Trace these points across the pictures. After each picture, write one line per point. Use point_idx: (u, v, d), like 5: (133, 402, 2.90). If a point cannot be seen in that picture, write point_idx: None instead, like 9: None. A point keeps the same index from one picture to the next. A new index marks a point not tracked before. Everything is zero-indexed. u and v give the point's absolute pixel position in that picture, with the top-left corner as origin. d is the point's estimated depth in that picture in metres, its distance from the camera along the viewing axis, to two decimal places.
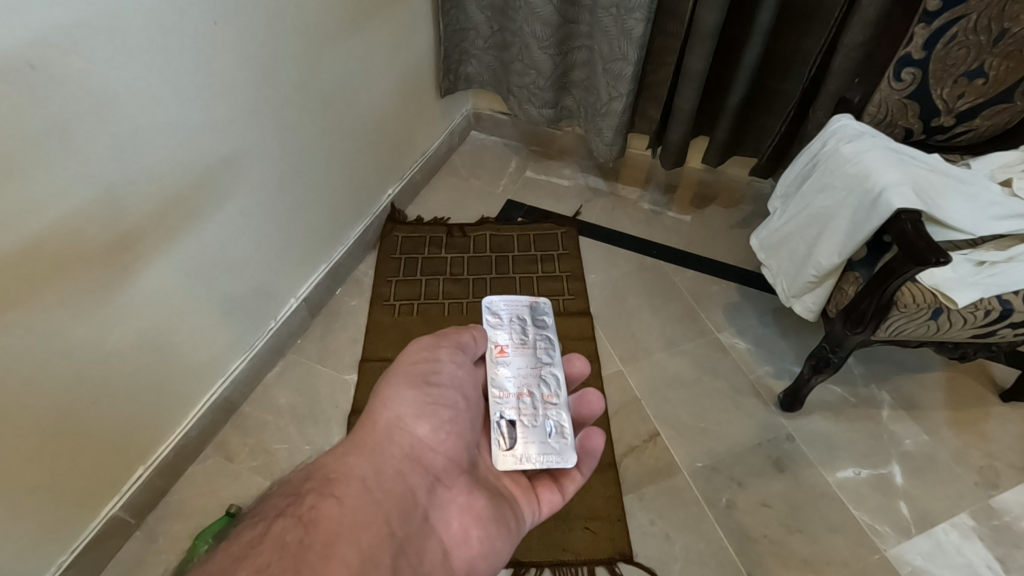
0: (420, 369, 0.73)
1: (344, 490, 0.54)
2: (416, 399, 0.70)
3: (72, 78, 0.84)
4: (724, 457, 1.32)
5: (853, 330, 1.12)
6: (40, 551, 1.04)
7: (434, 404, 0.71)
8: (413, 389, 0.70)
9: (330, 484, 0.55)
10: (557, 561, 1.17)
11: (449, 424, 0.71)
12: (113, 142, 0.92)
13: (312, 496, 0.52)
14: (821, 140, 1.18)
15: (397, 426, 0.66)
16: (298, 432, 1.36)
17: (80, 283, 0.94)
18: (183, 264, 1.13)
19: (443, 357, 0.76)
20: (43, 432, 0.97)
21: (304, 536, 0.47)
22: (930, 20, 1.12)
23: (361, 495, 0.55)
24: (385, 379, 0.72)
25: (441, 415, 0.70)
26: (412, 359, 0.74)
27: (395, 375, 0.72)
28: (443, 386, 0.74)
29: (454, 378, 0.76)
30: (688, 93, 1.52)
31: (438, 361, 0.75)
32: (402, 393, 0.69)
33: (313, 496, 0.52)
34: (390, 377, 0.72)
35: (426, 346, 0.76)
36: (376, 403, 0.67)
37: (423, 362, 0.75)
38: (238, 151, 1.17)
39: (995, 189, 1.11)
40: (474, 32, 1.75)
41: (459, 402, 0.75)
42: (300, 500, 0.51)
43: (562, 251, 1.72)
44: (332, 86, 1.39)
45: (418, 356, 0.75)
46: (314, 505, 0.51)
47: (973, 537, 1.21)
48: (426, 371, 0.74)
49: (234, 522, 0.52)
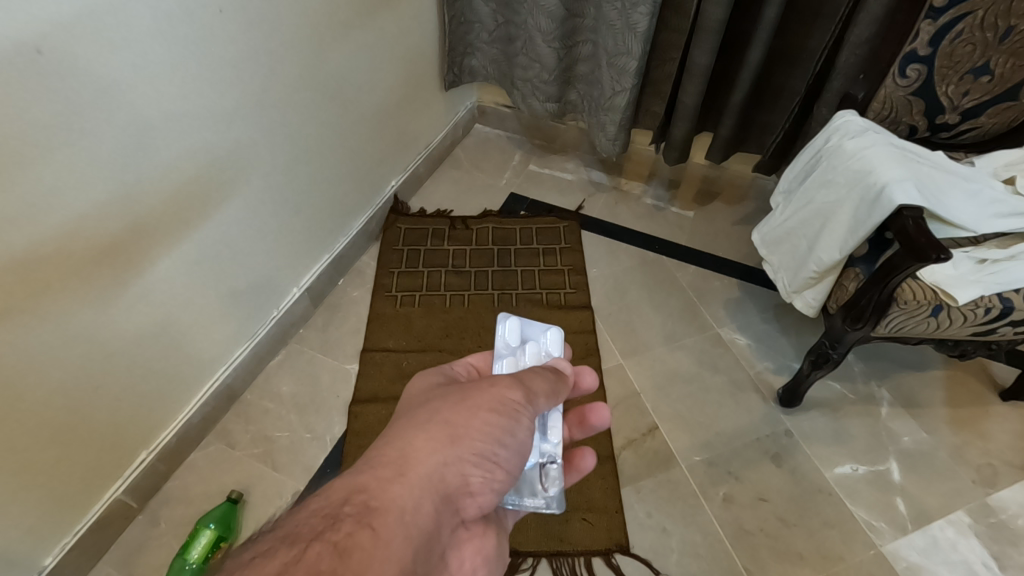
0: (494, 411, 0.58)
1: (382, 519, 0.46)
2: (481, 448, 0.55)
3: (78, 65, 0.85)
4: (722, 451, 1.32)
5: (852, 326, 1.13)
6: (42, 533, 1.06)
7: (497, 460, 0.56)
8: (483, 433, 0.56)
9: (368, 512, 0.46)
10: (555, 551, 1.18)
11: (500, 483, 0.57)
12: (120, 128, 0.93)
13: (350, 522, 0.45)
14: (824, 136, 1.18)
15: (449, 466, 0.53)
16: (299, 421, 1.37)
17: (89, 271, 0.95)
18: (188, 256, 1.14)
19: (526, 416, 0.60)
20: (48, 417, 0.98)
21: (339, 565, 0.41)
22: (936, 16, 1.11)
23: (398, 537, 0.46)
24: (453, 404, 0.58)
25: (498, 473, 0.56)
26: (488, 396, 0.59)
27: (462, 402, 0.58)
28: (513, 444, 0.58)
29: (528, 441, 0.60)
30: (692, 88, 1.51)
31: (520, 416, 0.60)
32: (464, 430, 0.56)
33: (349, 522, 0.45)
34: (459, 405, 0.57)
35: (509, 385, 0.61)
36: (437, 429, 0.55)
37: (500, 402, 0.59)
38: (242, 141, 1.18)
39: (999, 187, 1.10)
40: (479, 25, 1.74)
41: (520, 463, 0.59)
42: (337, 524, 0.45)
43: (564, 245, 1.72)
44: (335, 78, 1.39)
45: (496, 393, 0.59)
46: (351, 533, 0.44)
47: (970, 534, 1.21)
48: (503, 419, 0.58)
49: (255, 532, 0.46)
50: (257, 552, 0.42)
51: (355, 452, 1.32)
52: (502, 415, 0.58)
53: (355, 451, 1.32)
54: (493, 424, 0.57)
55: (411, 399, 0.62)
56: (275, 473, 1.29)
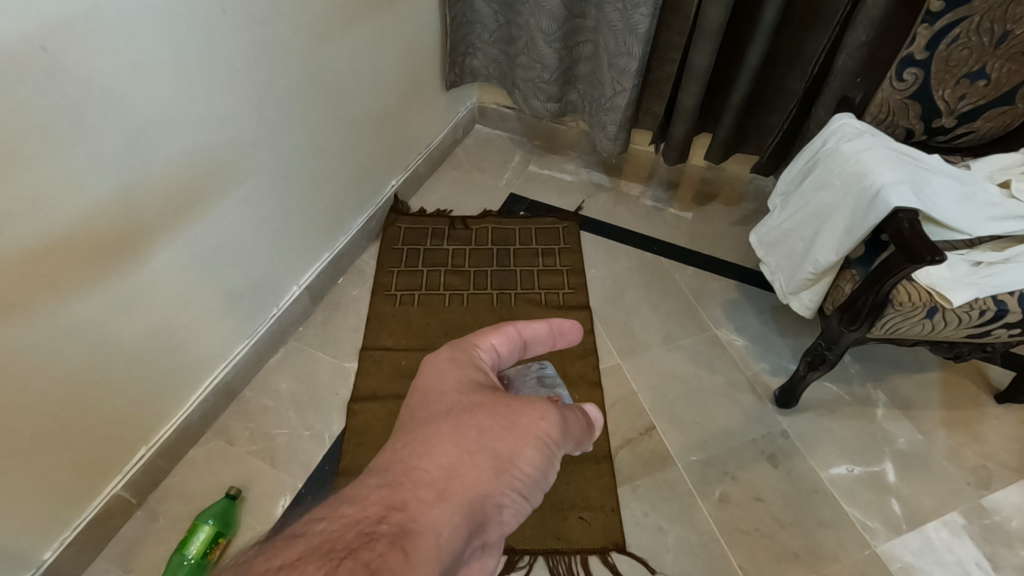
0: (536, 447, 0.57)
1: (417, 544, 0.45)
2: (520, 486, 0.55)
3: (82, 62, 0.85)
4: (718, 451, 1.33)
5: (849, 327, 1.14)
6: (41, 527, 1.06)
7: (528, 496, 0.56)
8: (523, 470, 0.55)
9: (403, 535, 0.45)
10: (552, 549, 1.19)
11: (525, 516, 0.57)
12: (121, 127, 0.94)
13: (384, 543, 0.44)
14: (822, 139, 1.19)
15: (490, 499, 0.52)
16: (298, 419, 1.38)
17: (90, 269, 0.96)
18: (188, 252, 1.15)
19: (556, 460, 0.59)
20: (49, 410, 0.98)
21: None
22: (933, 20, 1.12)
23: (431, 563, 0.44)
24: (499, 431, 0.56)
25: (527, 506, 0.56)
26: (534, 431, 0.57)
27: (508, 430, 0.56)
28: (542, 482, 0.58)
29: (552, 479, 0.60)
30: (691, 89, 1.52)
31: (553, 459, 0.58)
32: (506, 464, 0.54)
33: (382, 542, 0.44)
34: (505, 433, 0.56)
35: (552, 417, 0.59)
36: (482, 460, 0.53)
37: (542, 437, 0.58)
38: (244, 140, 1.19)
39: (994, 190, 1.11)
40: (480, 25, 1.75)
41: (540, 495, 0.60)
42: (371, 543, 0.43)
43: (564, 245, 1.73)
44: (337, 76, 1.39)
45: (541, 426, 0.58)
46: (383, 554, 0.42)
47: (964, 535, 1.22)
48: (540, 459, 0.57)
49: (285, 537, 0.44)
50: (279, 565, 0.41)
51: (353, 450, 1.32)
52: (542, 453, 0.57)
53: (353, 449, 1.32)
54: (534, 461, 0.56)
55: (442, 399, 0.58)
56: (274, 470, 1.29)
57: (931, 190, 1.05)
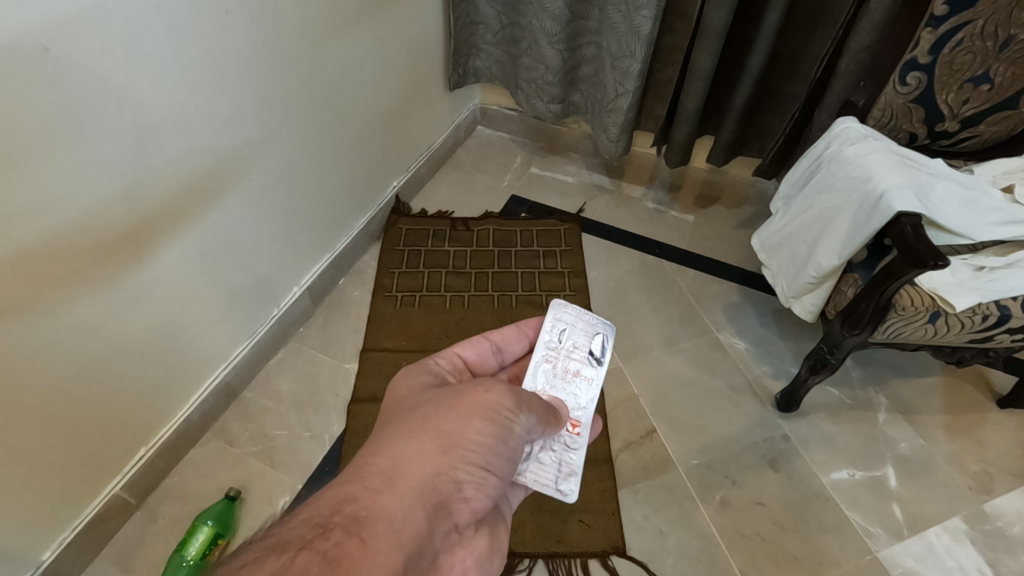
0: (485, 419, 0.58)
1: (372, 529, 0.46)
2: (473, 457, 0.56)
3: (84, 62, 0.85)
4: (719, 454, 1.33)
5: (850, 332, 1.13)
6: (40, 528, 1.06)
7: (488, 466, 0.57)
8: (474, 442, 0.56)
9: (357, 523, 0.46)
10: (552, 552, 1.18)
11: (493, 487, 0.58)
12: (123, 127, 0.93)
13: (339, 532, 0.45)
14: (826, 142, 1.19)
15: (442, 475, 0.53)
16: (299, 420, 1.37)
17: (91, 269, 0.96)
18: (188, 256, 1.14)
19: (514, 427, 0.60)
20: (49, 410, 0.98)
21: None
22: (937, 24, 1.12)
23: (387, 544, 0.46)
24: (441, 410, 0.57)
25: (491, 478, 0.57)
26: (481, 403, 0.59)
27: (453, 408, 0.58)
28: (504, 450, 0.59)
29: (518, 447, 0.61)
30: (694, 92, 1.52)
31: (510, 427, 0.59)
32: (456, 437, 0.56)
33: (338, 532, 0.45)
34: (450, 411, 0.57)
35: (499, 390, 0.60)
36: (426, 439, 0.54)
37: (491, 409, 0.59)
38: (246, 140, 1.19)
39: (997, 195, 1.11)
40: (483, 26, 1.75)
41: (510, 470, 0.61)
42: (326, 534, 0.44)
43: (565, 247, 1.73)
44: (339, 77, 1.39)
45: (485, 399, 0.59)
46: (339, 543, 0.44)
47: (965, 541, 1.21)
48: (492, 428, 0.58)
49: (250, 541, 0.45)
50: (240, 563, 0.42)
51: (353, 452, 1.32)
52: (493, 422, 0.58)
53: (353, 450, 1.32)
54: (484, 432, 0.57)
55: (399, 402, 0.61)
56: (274, 471, 1.29)
57: (929, 191, 1.04)
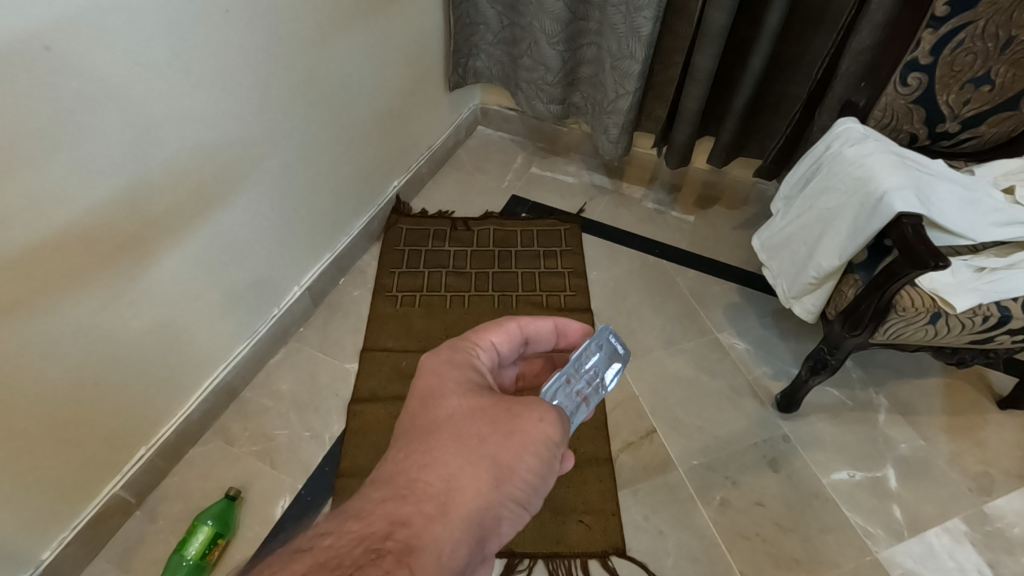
0: (536, 452, 0.55)
1: (421, 563, 0.44)
2: (519, 493, 0.54)
3: (85, 60, 0.85)
4: (719, 454, 1.33)
5: (851, 332, 1.13)
6: (40, 527, 1.06)
7: (529, 502, 0.55)
8: (522, 478, 0.54)
9: (409, 552, 0.44)
10: (552, 553, 1.18)
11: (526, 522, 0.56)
12: (124, 126, 0.93)
13: (390, 560, 0.43)
14: (826, 142, 1.18)
15: (489, 509, 0.51)
16: (298, 420, 1.37)
17: (91, 268, 0.96)
18: (188, 254, 1.15)
19: (557, 465, 0.58)
20: (48, 409, 0.98)
21: None
22: (937, 24, 1.12)
23: None
24: (497, 436, 0.54)
25: (528, 514, 0.55)
26: (535, 436, 0.56)
27: (508, 436, 0.55)
28: (544, 487, 0.57)
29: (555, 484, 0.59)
30: (695, 93, 1.52)
31: (555, 465, 0.57)
32: (508, 471, 0.53)
33: (388, 560, 0.43)
34: (506, 440, 0.54)
35: (552, 423, 0.57)
36: (480, 469, 0.52)
37: (543, 442, 0.56)
38: (246, 140, 1.19)
39: (998, 196, 1.10)
40: (483, 26, 1.75)
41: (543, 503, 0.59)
42: (378, 562, 0.42)
43: (565, 248, 1.73)
44: (339, 77, 1.39)
45: (540, 431, 0.56)
46: (390, 574, 0.42)
47: (965, 542, 1.21)
48: (539, 465, 0.55)
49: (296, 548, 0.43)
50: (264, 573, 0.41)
51: (353, 451, 1.32)
52: (542, 459, 0.56)
53: (353, 450, 1.32)
54: (533, 467, 0.55)
55: (446, 402, 0.57)
56: (274, 471, 1.29)
57: (929, 193, 1.04)
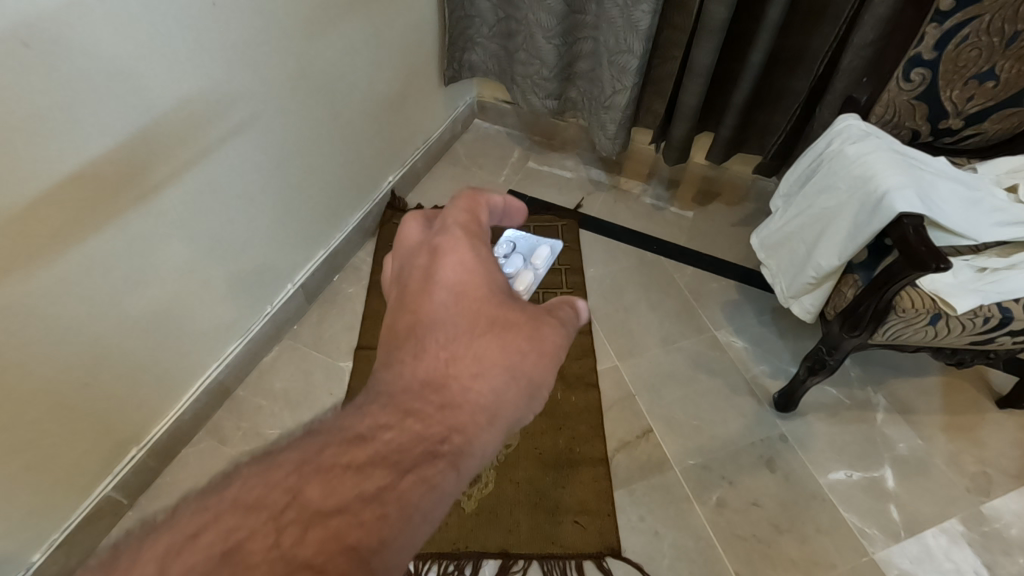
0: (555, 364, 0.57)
1: (469, 465, 0.45)
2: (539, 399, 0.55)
3: (67, 57, 0.82)
4: (716, 454, 1.32)
5: (850, 333, 1.11)
6: (29, 531, 1.04)
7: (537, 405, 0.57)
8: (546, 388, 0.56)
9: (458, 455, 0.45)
10: (547, 554, 1.17)
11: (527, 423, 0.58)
12: (110, 125, 0.91)
13: (444, 464, 0.43)
14: (826, 140, 1.17)
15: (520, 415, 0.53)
16: (292, 419, 1.36)
17: (77, 270, 0.94)
18: (177, 263, 1.13)
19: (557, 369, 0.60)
20: (37, 415, 0.96)
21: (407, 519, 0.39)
22: (942, 19, 1.09)
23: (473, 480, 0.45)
24: (524, 348, 0.55)
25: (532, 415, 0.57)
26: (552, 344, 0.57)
27: (537, 350, 0.55)
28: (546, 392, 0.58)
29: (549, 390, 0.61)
30: (693, 88, 1.49)
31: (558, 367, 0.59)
32: (538, 379, 0.55)
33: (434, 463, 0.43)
34: (536, 354, 0.55)
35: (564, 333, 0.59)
36: (517, 379, 0.53)
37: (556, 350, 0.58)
38: (237, 138, 1.16)
39: (1001, 195, 1.08)
40: (479, 20, 1.72)
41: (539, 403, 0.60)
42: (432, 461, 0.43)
43: (562, 244, 1.71)
44: (331, 72, 1.37)
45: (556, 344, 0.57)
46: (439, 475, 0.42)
47: (963, 543, 1.21)
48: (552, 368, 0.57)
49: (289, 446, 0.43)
50: (190, 575, 0.33)
51: None
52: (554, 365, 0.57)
53: None
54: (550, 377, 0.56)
55: (470, 301, 0.56)
56: None
57: (933, 194, 1.02)
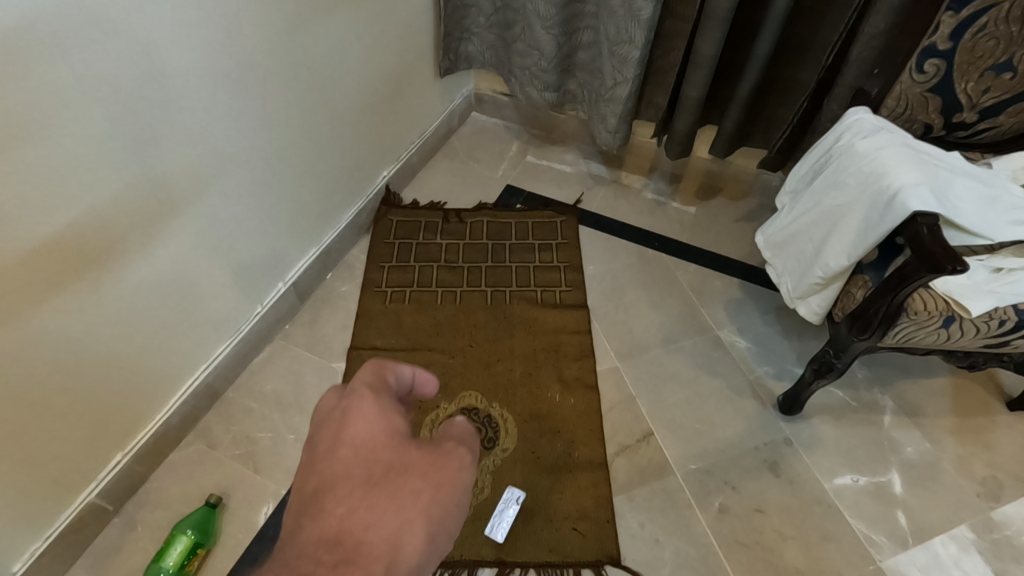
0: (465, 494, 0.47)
1: None
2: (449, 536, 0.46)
3: (34, 52, 0.79)
4: (718, 459, 1.28)
5: (859, 336, 1.07)
6: (9, 541, 1.01)
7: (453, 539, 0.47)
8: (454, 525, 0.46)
9: None
10: (544, 562, 1.14)
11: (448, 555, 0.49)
12: (76, 118, 0.86)
13: None
14: (835, 134, 1.12)
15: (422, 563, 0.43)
16: (283, 422, 1.33)
17: (50, 270, 0.90)
18: (158, 266, 1.09)
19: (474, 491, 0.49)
20: (12, 422, 0.93)
21: None
22: (959, 7, 1.05)
23: None
24: (432, 492, 0.45)
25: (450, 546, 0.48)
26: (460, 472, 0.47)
27: (439, 483, 0.46)
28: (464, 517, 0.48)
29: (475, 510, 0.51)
30: (697, 79, 1.44)
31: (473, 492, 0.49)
32: (445, 519, 0.45)
33: None
34: (439, 487, 0.45)
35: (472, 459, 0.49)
36: (414, 527, 0.43)
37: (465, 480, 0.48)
38: (221, 134, 1.12)
39: (1018, 192, 1.04)
40: (475, 9, 1.67)
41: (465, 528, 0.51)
42: None
43: (561, 241, 1.67)
44: (322, 64, 1.32)
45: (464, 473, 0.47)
46: None
47: (972, 550, 1.17)
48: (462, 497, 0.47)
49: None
50: None
51: None
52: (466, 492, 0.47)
53: None
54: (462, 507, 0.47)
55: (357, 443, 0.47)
56: (257, 476, 1.25)
57: (948, 191, 0.97)
